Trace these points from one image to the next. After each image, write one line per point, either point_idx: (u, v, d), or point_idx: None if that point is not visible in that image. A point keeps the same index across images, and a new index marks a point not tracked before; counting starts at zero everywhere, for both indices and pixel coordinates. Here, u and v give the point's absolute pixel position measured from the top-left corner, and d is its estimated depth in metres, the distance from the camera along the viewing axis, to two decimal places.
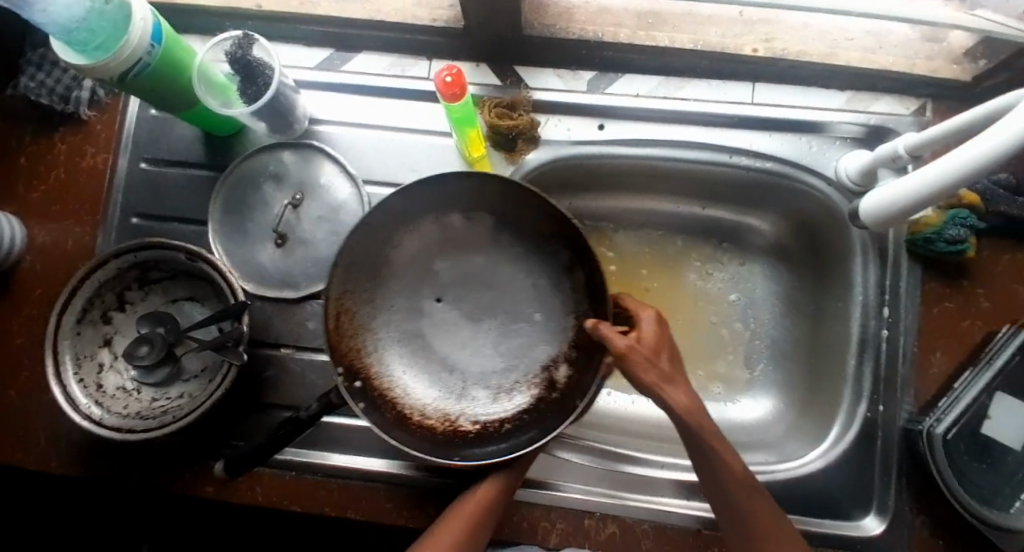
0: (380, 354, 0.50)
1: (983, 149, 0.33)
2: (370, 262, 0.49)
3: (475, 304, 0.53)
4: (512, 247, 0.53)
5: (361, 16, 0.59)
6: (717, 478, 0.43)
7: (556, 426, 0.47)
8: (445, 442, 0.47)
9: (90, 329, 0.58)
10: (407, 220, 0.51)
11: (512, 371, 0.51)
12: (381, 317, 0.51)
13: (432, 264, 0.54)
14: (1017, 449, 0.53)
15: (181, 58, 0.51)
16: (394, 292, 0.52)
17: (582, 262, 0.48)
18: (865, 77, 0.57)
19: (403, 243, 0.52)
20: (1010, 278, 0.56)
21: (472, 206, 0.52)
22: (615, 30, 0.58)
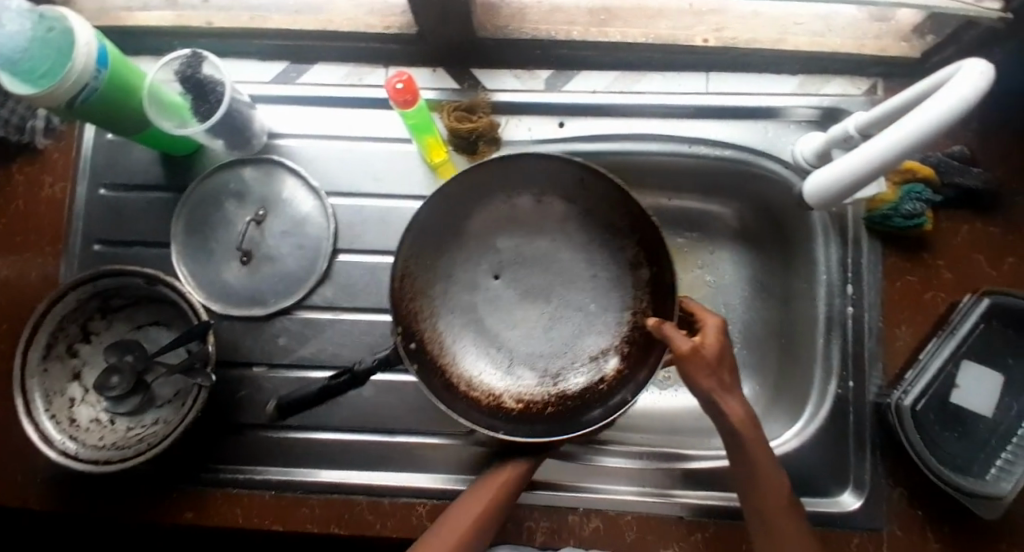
0: (438, 324, 0.52)
1: (913, 128, 0.35)
2: (438, 226, 0.52)
3: (531, 285, 0.55)
4: (580, 234, 0.55)
5: (312, 27, 0.58)
6: (756, 485, 0.44)
7: (602, 417, 0.49)
8: (489, 415, 0.51)
9: (57, 364, 0.57)
10: (479, 194, 0.53)
11: (561, 356, 0.53)
12: (441, 290, 0.53)
13: (496, 238, 0.55)
14: (988, 416, 0.53)
15: (130, 80, 0.50)
16: (456, 264, 0.54)
17: (653, 259, 0.51)
18: (815, 60, 0.57)
19: (473, 214, 0.54)
20: (970, 247, 0.56)
21: (545, 190, 0.53)
22: (568, 27, 0.58)
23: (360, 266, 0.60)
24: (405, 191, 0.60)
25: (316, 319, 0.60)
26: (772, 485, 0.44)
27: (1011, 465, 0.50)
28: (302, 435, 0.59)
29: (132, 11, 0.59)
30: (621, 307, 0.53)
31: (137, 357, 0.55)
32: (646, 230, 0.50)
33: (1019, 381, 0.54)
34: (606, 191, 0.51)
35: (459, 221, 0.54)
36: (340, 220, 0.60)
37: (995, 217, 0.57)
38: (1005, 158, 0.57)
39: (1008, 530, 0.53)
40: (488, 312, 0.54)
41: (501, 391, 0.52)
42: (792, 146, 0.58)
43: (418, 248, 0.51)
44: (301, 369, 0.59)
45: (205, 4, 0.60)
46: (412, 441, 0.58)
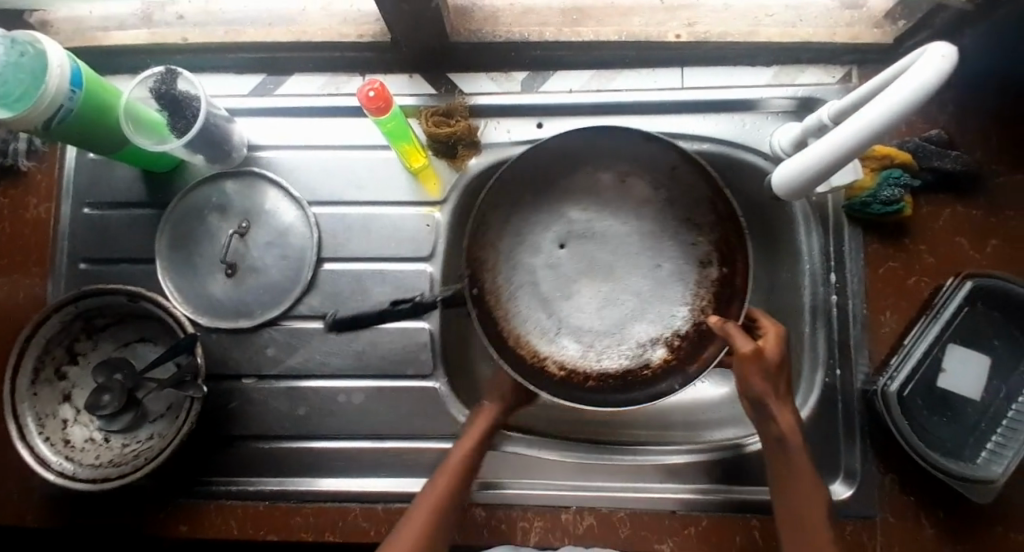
0: (502, 283, 0.57)
1: (883, 111, 0.35)
2: (519, 190, 0.56)
3: (594, 261, 0.58)
4: (654, 224, 0.58)
5: (287, 39, 0.58)
6: (789, 482, 0.46)
7: (642, 396, 0.53)
8: (534, 372, 0.55)
9: (47, 387, 0.57)
10: (570, 164, 0.56)
11: (612, 336, 0.57)
12: (507, 251, 0.57)
13: (570, 211, 0.58)
14: (976, 399, 0.53)
15: (103, 99, 0.50)
16: (528, 231, 0.58)
17: (726, 260, 0.54)
18: (788, 51, 0.58)
19: (557, 184, 0.58)
20: (951, 230, 0.56)
21: (633, 170, 0.56)
22: (541, 28, 0.58)
23: (344, 274, 0.60)
24: (386, 197, 0.61)
25: (303, 329, 0.60)
26: (802, 479, 0.46)
27: (1001, 448, 0.50)
28: (293, 446, 0.59)
29: (107, 30, 0.60)
30: (682, 303, 0.56)
31: (127, 374, 0.55)
32: (726, 229, 0.53)
33: (1007, 362, 0.53)
34: (695, 185, 0.54)
35: (542, 187, 0.57)
36: (323, 229, 0.60)
37: (975, 199, 0.57)
38: (983, 140, 0.57)
39: (1004, 513, 0.52)
40: (547, 280, 0.58)
41: (546, 354, 0.57)
42: (769, 137, 0.58)
43: (495, 202, 0.55)
44: (291, 379, 0.60)
45: (179, 20, 0.60)
46: (403, 446, 0.58)
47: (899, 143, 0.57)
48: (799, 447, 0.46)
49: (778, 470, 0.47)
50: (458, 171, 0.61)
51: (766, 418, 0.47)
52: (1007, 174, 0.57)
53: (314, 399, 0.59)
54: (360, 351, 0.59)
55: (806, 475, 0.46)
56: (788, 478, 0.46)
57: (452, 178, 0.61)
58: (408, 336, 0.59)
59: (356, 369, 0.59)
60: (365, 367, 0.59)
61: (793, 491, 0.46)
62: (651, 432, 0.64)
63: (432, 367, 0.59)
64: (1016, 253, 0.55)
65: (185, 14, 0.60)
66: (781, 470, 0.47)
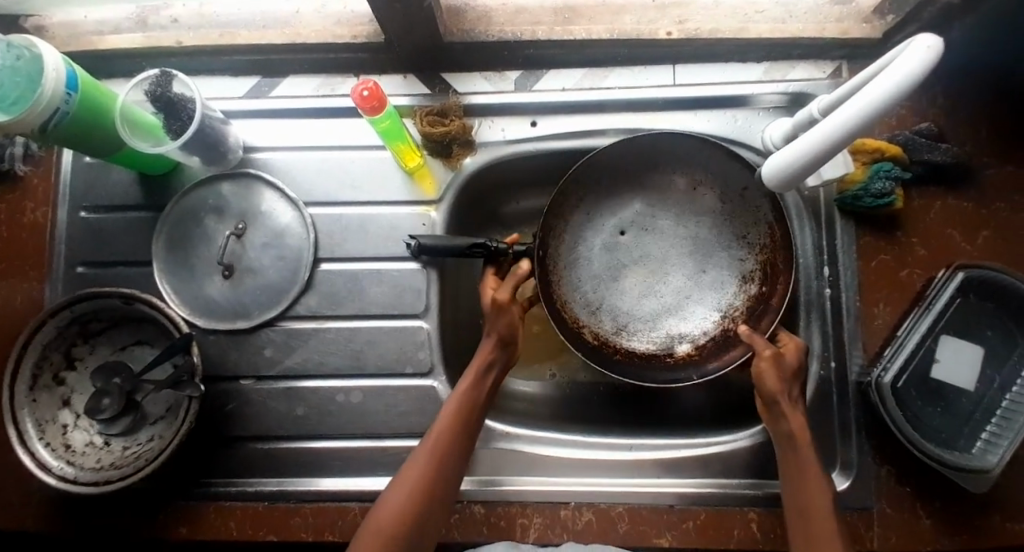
0: (562, 251, 0.63)
1: (869, 100, 0.35)
2: (597, 172, 0.61)
3: (646, 252, 0.63)
4: (711, 235, 0.61)
5: (281, 41, 0.59)
6: (802, 485, 0.46)
7: (656, 379, 0.59)
8: (572, 336, 0.61)
9: (46, 392, 0.57)
10: (648, 161, 0.61)
11: (644, 322, 0.62)
12: (573, 224, 0.63)
13: (632, 201, 0.63)
14: (970, 389, 0.53)
15: (99, 102, 0.50)
16: (591, 213, 0.63)
17: (768, 282, 0.58)
18: (779, 47, 0.58)
19: (632, 175, 0.62)
20: (942, 223, 0.57)
21: (705, 178, 0.61)
22: (533, 28, 0.59)
23: (341, 273, 0.60)
24: (382, 197, 0.61)
25: (300, 330, 0.60)
26: (811, 483, 0.46)
27: (996, 437, 0.50)
28: (292, 446, 0.59)
29: (102, 35, 0.60)
30: (717, 308, 0.60)
31: (125, 377, 0.56)
32: (777, 250, 0.57)
33: (1000, 352, 0.53)
34: (760, 209, 0.58)
35: (621, 175, 0.62)
36: (319, 229, 0.61)
37: (966, 191, 0.57)
38: (974, 132, 0.58)
39: (1001, 503, 0.52)
40: (599, 258, 0.63)
41: (585, 322, 0.62)
42: (760, 133, 0.59)
43: (574, 180, 0.61)
44: (289, 379, 0.60)
45: (174, 24, 0.60)
46: (401, 445, 0.58)
47: (889, 136, 0.58)
48: (809, 449, 0.47)
49: (791, 477, 0.47)
50: (453, 170, 0.61)
51: (778, 419, 0.48)
52: (998, 166, 0.57)
53: (312, 398, 0.59)
54: (358, 350, 0.60)
55: (818, 479, 0.46)
56: (802, 483, 0.46)
57: (447, 177, 0.61)
58: (406, 335, 0.60)
59: (354, 369, 0.59)
60: (363, 366, 0.59)
61: (804, 494, 0.46)
62: (649, 428, 0.64)
63: (430, 365, 0.59)
64: (1008, 245, 0.56)
65: (179, 18, 0.60)
66: (795, 476, 0.47)
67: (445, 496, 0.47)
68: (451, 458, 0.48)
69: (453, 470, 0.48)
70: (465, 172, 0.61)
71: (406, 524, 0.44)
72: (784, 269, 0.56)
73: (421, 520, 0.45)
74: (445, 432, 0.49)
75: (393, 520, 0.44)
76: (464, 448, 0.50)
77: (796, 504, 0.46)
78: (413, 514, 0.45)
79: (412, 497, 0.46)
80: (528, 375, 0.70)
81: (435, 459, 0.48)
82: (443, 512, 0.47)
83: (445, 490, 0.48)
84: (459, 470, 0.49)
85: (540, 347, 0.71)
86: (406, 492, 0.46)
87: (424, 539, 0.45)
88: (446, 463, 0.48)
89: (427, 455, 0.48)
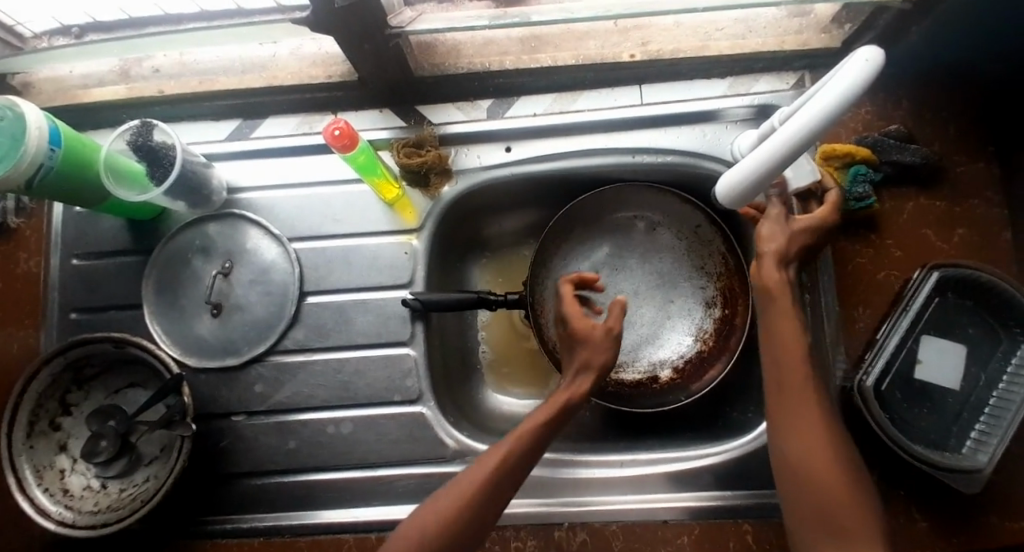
0: (546, 296, 0.69)
1: (833, 95, 0.35)
2: (567, 223, 0.70)
3: (621, 289, 0.69)
4: (673, 267, 0.69)
5: (258, 85, 0.61)
6: (791, 428, 0.43)
7: (650, 405, 0.66)
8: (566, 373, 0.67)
9: (43, 440, 0.58)
10: (609, 210, 0.70)
11: (628, 354, 0.68)
12: (553, 270, 0.70)
13: (602, 243, 0.71)
14: (956, 388, 0.53)
15: (83, 155, 0.52)
16: (567, 259, 0.70)
17: (729, 304, 0.67)
18: (741, 62, 0.60)
19: (599, 221, 0.70)
20: (916, 223, 0.57)
21: (662, 222, 0.69)
22: (501, 58, 0.61)
23: (325, 306, 0.61)
24: (364, 229, 0.62)
25: (288, 364, 0.61)
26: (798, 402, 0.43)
27: (985, 436, 0.50)
28: (284, 481, 0.59)
29: (88, 88, 0.62)
30: (689, 332, 0.68)
31: (119, 419, 0.57)
32: (732, 277, 0.66)
33: (984, 349, 0.53)
34: (713, 242, 0.67)
35: (589, 222, 0.70)
36: (304, 264, 0.62)
37: (938, 191, 0.58)
38: (942, 131, 0.59)
39: (996, 502, 0.52)
40: None
41: None
42: (730, 146, 0.60)
43: (555, 229, 0.69)
44: (279, 414, 0.60)
45: (156, 74, 0.62)
46: (392, 473, 0.59)
47: (857, 139, 0.59)
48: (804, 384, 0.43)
49: (779, 416, 0.44)
50: (432, 198, 0.62)
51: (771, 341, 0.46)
52: (969, 163, 0.58)
53: (303, 432, 0.60)
54: (346, 382, 0.60)
55: (818, 418, 0.42)
56: (794, 428, 0.42)
57: (426, 206, 0.63)
58: (392, 363, 0.60)
59: (343, 400, 0.60)
60: (352, 397, 0.60)
61: (798, 437, 0.42)
62: (640, 441, 0.64)
63: (418, 392, 0.60)
64: (983, 242, 0.56)
65: (161, 67, 0.62)
66: (789, 418, 0.43)
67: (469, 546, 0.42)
68: (483, 507, 0.42)
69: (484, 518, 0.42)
70: (443, 200, 0.62)
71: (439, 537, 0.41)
72: (742, 293, 0.65)
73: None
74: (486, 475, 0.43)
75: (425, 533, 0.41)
76: (501, 497, 0.43)
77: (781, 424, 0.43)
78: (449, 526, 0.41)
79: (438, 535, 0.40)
80: (523, 386, 0.71)
81: (470, 505, 0.42)
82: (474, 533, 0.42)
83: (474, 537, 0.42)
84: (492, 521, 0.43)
85: (522, 364, 0.72)
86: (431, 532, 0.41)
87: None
88: (478, 506, 0.42)
89: (463, 493, 0.42)
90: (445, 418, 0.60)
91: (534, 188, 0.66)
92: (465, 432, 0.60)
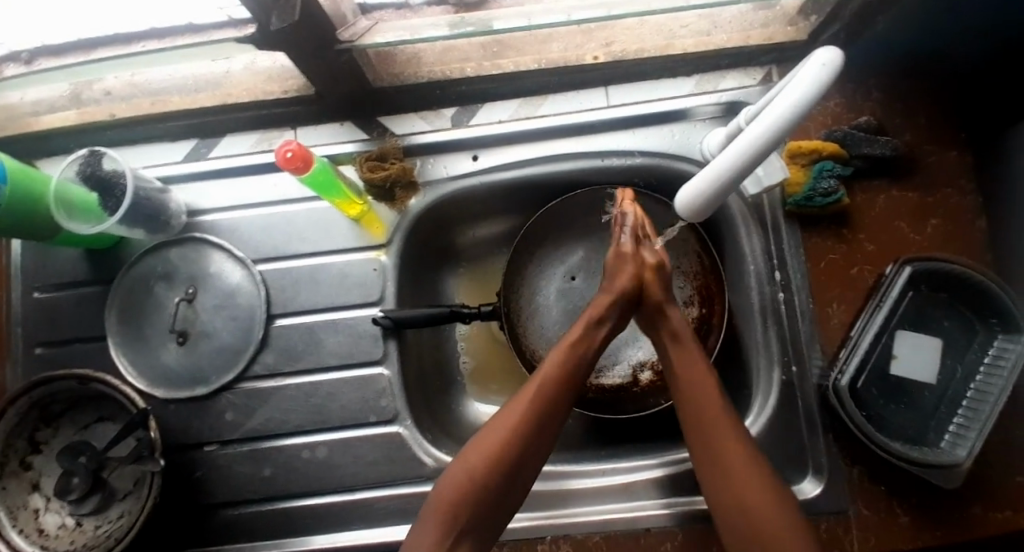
0: (523, 304, 0.68)
1: (793, 97, 0.33)
2: (542, 229, 0.68)
3: (598, 293, 0.67)
4: None
5: (212, 104, 0.59)
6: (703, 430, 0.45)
7: (632, 410, 0.66)
8: None
9: (13, 480, 0.56)
10: (583, 213, 0.68)
11: (608, 359, 0.68)
12: (529, 277, 0.69)
13: (577, 247, 0.69)
14: (932, 383, 0.52)
15: (33, 191, 0.51)
16: (543, 266, 0.69)
17: (706, 303, 0.64)
18: (707, 59, 0.58)
19: (573, 226, 0.69)
20: (888, 216, 0.57)
21: None
22: (462, 65, 0.58)
23: (295, 328, 0.60)
24: (331, 246, 0.61)
25: (260, 389, 0.59)
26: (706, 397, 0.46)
27: (963, 430, 0.49)
28: (262, 509, 0.58)
29: (38, 116, 0.60)
30: None
31: (91, 455, 0.54)
32: (708, 276, 0.65)
33: (960, 341, 0.52)
34: (688, 241, 0.65)
35: (562, 226, 0.69)
36: (270, 285, 0.60)
37: (909, 181, 0.57)
38: (913, 120, 0.58)
39: (981, 493, 0.51)
40: (557, 305, 0.68)
41: None
42: (699, 146, 0.59)
43: (528, 236, 0.68)
44: (254, 441, 0.59)
45: (107, 97, 0.59)
46: (371, 496, 0.58)
47: (826, 133, 0.58)
48: (725, 424, 0.44)
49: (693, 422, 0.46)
50: (398, 213, 0.61)
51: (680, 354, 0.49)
52: (941, 152, 0.57)
53: (279, 458, 0.59)
54: (320, 404, 0.59)
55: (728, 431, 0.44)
56: (715, 446, 0.44)
57: (393, 220, 0.61)
58: (366, 384, 0.59)
59: (318, 423, 0.59)
60: (327, 420, 0.59)
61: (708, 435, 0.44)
62: (622, 447, 0.63)
63: (394, 411, 0.59)
64: (956, 232, 0.56)
65: (111, 90, 0.59)
66: (707, 437, 0.44)
67: (510, 486, 0.44)
68: (534, 434, 0.45)
69: (526, 454, 0.44)
70: (409, 213, 0.61)
71: (488, 472, 0.42)
72: (718, 292, 0.64)
73: (478, 500, 0.42)
74: (522, 411, 0.45)
75: (468, 471, 0.43)
76: (548, 424, 0.45)
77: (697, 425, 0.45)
78: (496, 459, 0.43)
79: (479, 474, 0.42)
80: (505, 396, 0.70)
81: (510, 439, 0.43)
82: (525, 460, 0.44)
83: (516, 472, 0.44)
84: (533, 459, 0.45)
85: (501, 373, 0.71)
86: (472, 471, 0.42)
87: (476, 532, 0.43)
88: (520, 440, 0.44)
89: (505, 428, 0.44)
90: (423, 436, 0.59)
91: (505, 196, 0.65)
92: (444, 449, 0.59)
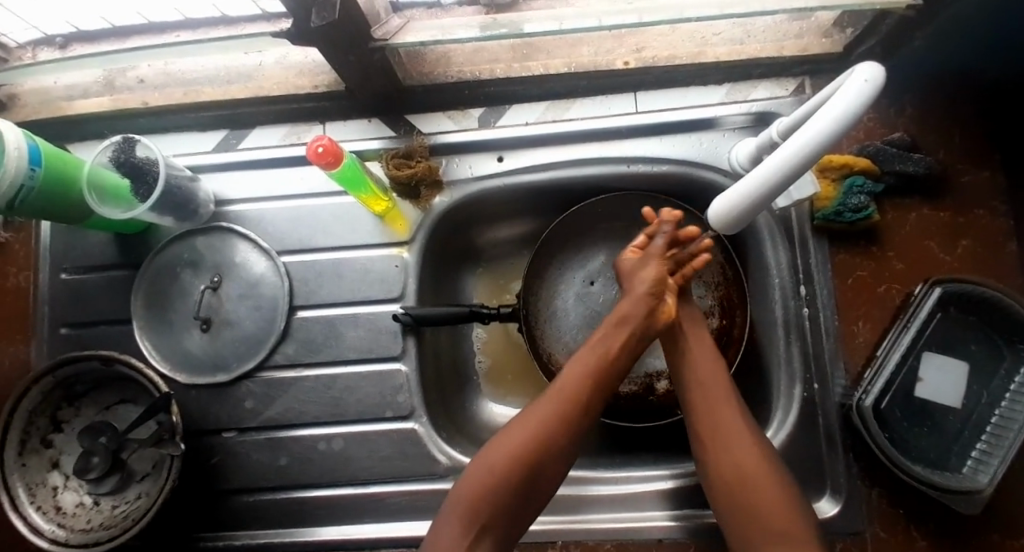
0: (541, 307, 0.68)
1: (840, 110, 0.33)
2: (564, 233, 0.68)
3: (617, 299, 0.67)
4: None
5: (245, 96, 0.60)
6: (709, 416, 0.46)
7: (647, 419, 0.66)
8: None
9: (34, 457, 0.58)
10: (607, 218, 0.68)
11: None
12: (549, 280, 0.69)
13: (597, 252, 0.69)
14: (957, 407, 0.51)
15: (65, 173, 0.51)
16: (561, 269, 0.69)
17: (727, 314, 0.63)
18: (739, 69, 0.58)
19: (593, 231, 0.69)
20: (918, 235, 0.56)
21: None
22: (492, 66, 0.59)
23: (315, 320, 0.60)
24: (354, 241, 0.61)
25: (280, 380, 0.60)
26: (716, 386, 0.48)
27: (987, 456, 0.48)
28: (276, 498, 0.59)
29: (72, 100, 0.61)
30: None
31: (111, 436, 0.55)
32: (730, 287, 0.63)
33: (986, 366, 0.52)
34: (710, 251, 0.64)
35: (584, 230, 0.69)
36: (293, 277, 0.61)
37: (941, 201, 0.56)
38: (947, 139, 0.57)
39: (1000, 520, 0.51)
40: (575, 309, 0.68)
41: None
42: (727, 155, 0.58)
43: (550, 239, 0.68)
44: (271, 430, 0.60)
45: (140, 84, 0.61)
46: (383, 491, 0.58)
47: (859, 148, 0.57)
48: (729, 410, 0.46)
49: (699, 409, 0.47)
50: (422, 211, 0.61)
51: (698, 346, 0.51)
52: (973, 173, 0.56)
53: (294, 448, 0.59)
54: (337, 398, 0.60)
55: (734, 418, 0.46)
56: (721, 433, 0.45)
57: (417, 218, 0.61)
58: (383, 380, 0.60)
59: (334, 416, 0.59)
60: (343, 413, 0.59)
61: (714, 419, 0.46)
62: (635, 455, 0.62)
63: (410, 408, 0.59)
64: (987, 255, 0.55)
65: (145, 77, 0.61)
66: (713, 423, 0.46)
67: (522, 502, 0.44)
68: (546, 448, 0.44)
69: (539, 469, 0.44)
70: (433, 211, 0.61)
71: (497, 489, 0.42)
72: (739, 304, 0.62)
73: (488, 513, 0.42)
74: (537, 422, 0.44)
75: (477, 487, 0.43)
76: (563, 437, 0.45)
77: (705, 412, 0.47)
78: (506, 475, 0.43)
79: (490, 489, 0.42)
80: (518, 398, 0.70)
81: (520, 453, 0.43)
82: (538, 475, 0.44)
83: (530, 483, 0.44)
84: (546, 476, 0.44)
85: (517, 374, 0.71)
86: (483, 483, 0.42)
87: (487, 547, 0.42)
88: (533, 455, 0.43)
89: (517, 443, 0.44)
90: (437, 434, 0.59)
91: (528, 197, 0.65)
92: (458, 448, 0.60)
